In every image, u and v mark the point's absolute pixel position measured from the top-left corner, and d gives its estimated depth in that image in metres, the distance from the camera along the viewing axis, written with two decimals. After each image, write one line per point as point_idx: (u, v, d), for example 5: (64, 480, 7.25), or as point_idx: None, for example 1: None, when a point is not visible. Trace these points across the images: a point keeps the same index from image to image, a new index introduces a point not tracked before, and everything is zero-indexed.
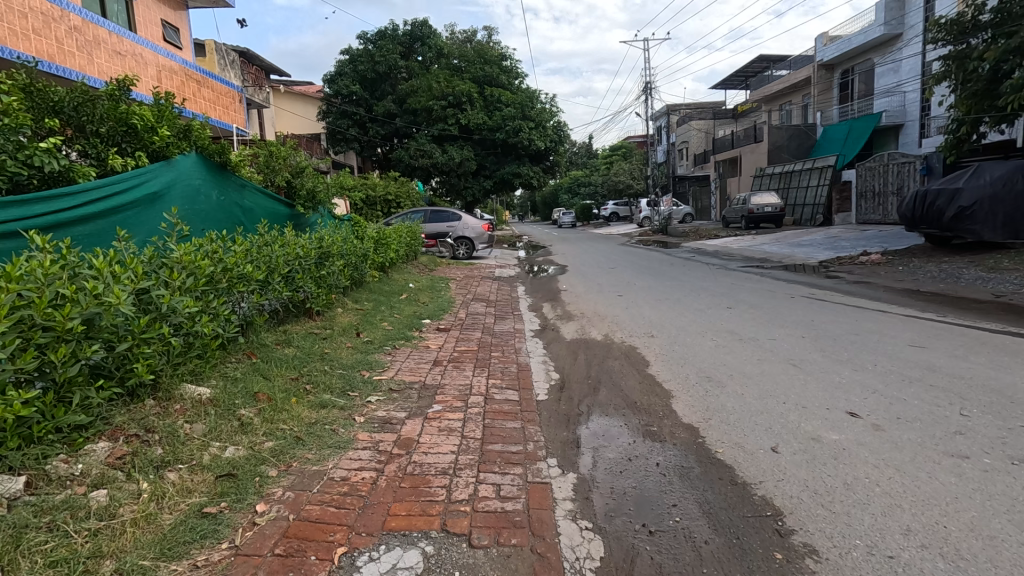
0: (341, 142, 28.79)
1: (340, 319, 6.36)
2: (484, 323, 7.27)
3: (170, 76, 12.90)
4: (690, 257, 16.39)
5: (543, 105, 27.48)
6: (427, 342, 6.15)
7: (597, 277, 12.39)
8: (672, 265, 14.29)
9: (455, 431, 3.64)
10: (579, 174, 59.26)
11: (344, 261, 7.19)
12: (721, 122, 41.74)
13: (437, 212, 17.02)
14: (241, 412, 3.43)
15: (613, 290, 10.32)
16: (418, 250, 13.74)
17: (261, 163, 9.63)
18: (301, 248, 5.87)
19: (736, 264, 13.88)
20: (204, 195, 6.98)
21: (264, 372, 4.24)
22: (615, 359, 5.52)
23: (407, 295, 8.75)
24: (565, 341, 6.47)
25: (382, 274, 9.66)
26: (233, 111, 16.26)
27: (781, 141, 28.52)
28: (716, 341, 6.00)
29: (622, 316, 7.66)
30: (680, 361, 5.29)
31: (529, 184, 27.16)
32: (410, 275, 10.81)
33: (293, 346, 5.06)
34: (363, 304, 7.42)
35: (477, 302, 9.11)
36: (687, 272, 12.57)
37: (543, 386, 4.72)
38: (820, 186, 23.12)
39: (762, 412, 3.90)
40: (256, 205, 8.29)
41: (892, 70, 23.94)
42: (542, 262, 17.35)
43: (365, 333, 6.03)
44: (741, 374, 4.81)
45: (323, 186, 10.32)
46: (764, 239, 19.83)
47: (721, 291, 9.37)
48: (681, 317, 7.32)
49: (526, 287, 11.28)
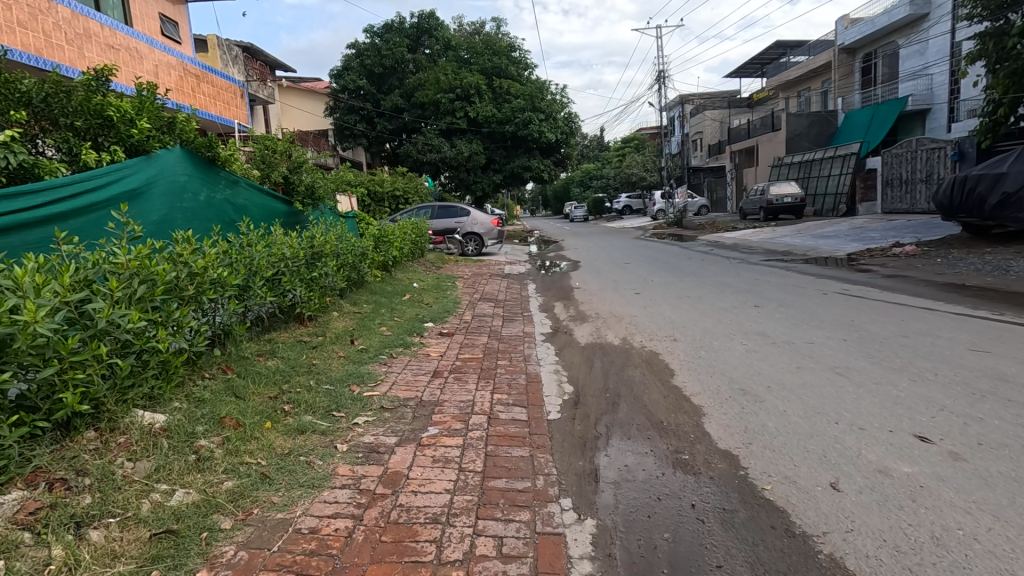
0: (349, 138, 28.42)
1: (335, 325, 5.87)
2: (491, 326, 6.75)
3: (167, 71, 12.51)
4: (708, 250, 15.72)
5: (553, 96, 26.82)
6: (429, 348, 5.63)
7: (611, 273, 11.82)
8: (690, 259, 13.63)
9: (452, 462, 3.10)
10: (591, 167, 58.46)
11: (340, 261, 6.67)
12: (736, 111, 40.71)
13: (445, 207, 16.54)
14: (201, 442, 2.94)
15: (630, 287, 9.73)
16: (426, 247, 13.28)
17: (258, 158, 9.23)
18: (291, 248, 5.37)
19: (758, 257, 13.21)
20: (191, 192, 6.51)
21: (237, 392, 3.74)
22: (635, 368, 4.95)
23: (410, 296, 8.25)
24: (580, 346, 5.92)
25: (385, 273, 9.18)
26: (235, 106, 15.84)
27: (800, 129, 27.58)
28: (746, 345, 5.42)
29: (641, 317, 7.07)
30: (709, 370, 4.71)
31: (540, 178, 26.54)
32: (415, 274, 10.34)
33: (277, 357, 4.58)
34: (362, 307, 6.94)
35: (485, 302, 8.58)
36: (707, 267, 11.92)
37: (555, 401, 4.18)
38: (843, 174, 22.23)
39: (812, 435, 3.33)
40: (250, 202, 7.83)
41: (917, 52, 22.95)
42: (554, 258, 16.77)
43: (360, 340, 5.53)
44: (780, 385, 4.23)
45: (322, 182, 9.86)
46: (786, 230, 19.04)
47: (746, 287, 8.74)
48: (705, 318, 6.73)
49: (537, 285, 10.74)
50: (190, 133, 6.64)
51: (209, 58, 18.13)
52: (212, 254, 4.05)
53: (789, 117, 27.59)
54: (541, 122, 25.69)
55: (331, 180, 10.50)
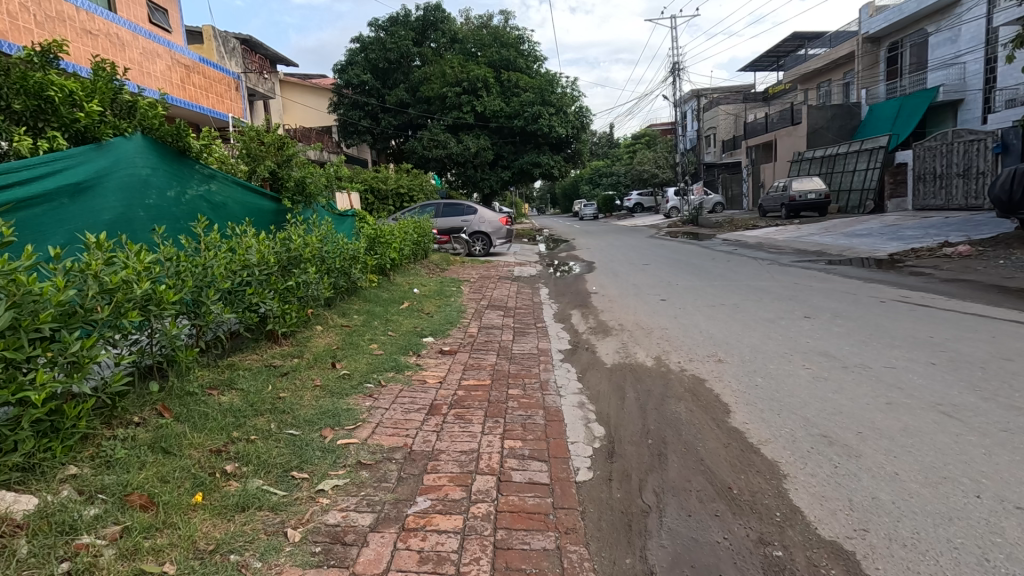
0: (353, 134, 27.57)
1: (317, 345, 4.96)
2: (500, 342, 5.84)
3: (151, 60, 11.70)
4: (732, 250, 14.70)
5: (564, 89, 25.81)
6: (426, 372, 4.71)
7: (631, 275, 10.87)
8: (715, 260, 12.64)
9: (448, 564, 2.19)
10: (600, 164, 57.40)
11: (325, 266, 5.75)
12: (752, 105, 39.53)
13: (450, 205, 15.64)
14: (81, 541, 2.05)
15: (653, 292, 8.78)
16: (429, 248, 12.38)
17: (243, 151, 8.52)
18: (263, 252, 4.48)
19: (789, 258, 12.20)
20: (153, 188, 5.67)
21: (167, 446, 2.84)
22: (679, 402, 4.00)
23: (409, 303, 7.37)
24: (606, 368, 5.00)
25: (382, 279, 8.30)
26: (230, 98, 14.98)
27: (822, 122, 26.41)
28: (811, 369, 4.46)
29: (674, 330, 6.11)
30: (775, 407, 3.75)
31: (550, 175, 25.58)
32: (416, 278, 9.45)
33: (235, 391, 3.67)
34: (354, 319, 6.04)
35: (494, 310, 7.64)
36: (735, 269, 10.90)
37: (584, 452, 3.25)
38: (870, 169, 21.09)
39: (951, 518, 2.39)
40: (229, 200, 7.00)
41: (948, 39, 21.86)
42: (566, 259, 15.78)
43: (345, 363, 4.63)
44: (875, 430, 3.29)
45: (314, 177, 8.97)
46: (812, 229, 17.92)
47: (788, 293, 7.75)
48: (750, 333, 5.76)
49: (551, 289, 9.80)
50: (152, 118, 5.76)
51: (204, 50, 17.33)
52: (143, 263, 3.18)
53: (810, 110, 26.43)
54: (551, 116, 24.67)
55: (325, 174, 9.62)
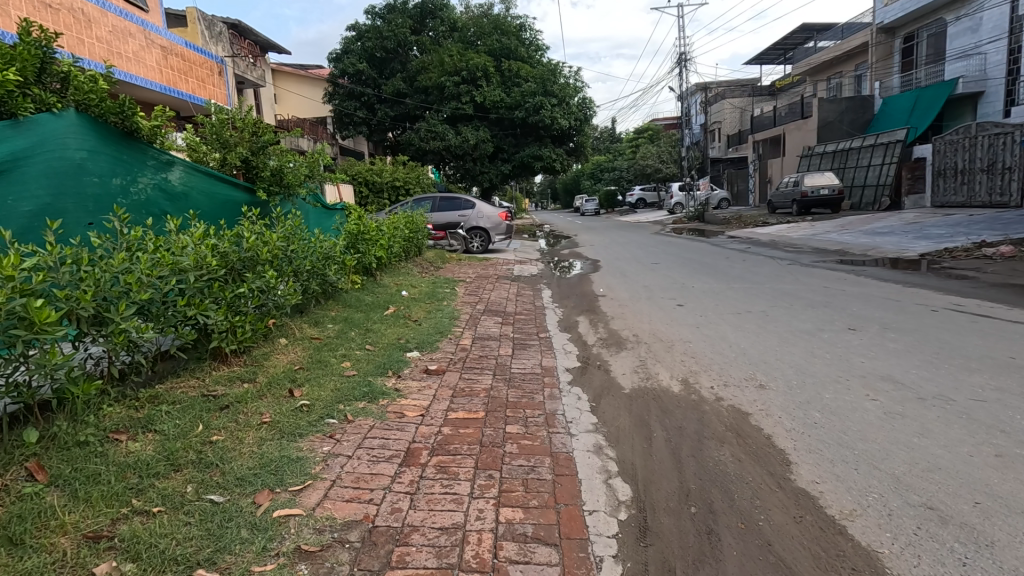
0: (349, 126, 26.65)
1: (275, 366, 4.11)
2: (496, 358, 4.99)
3: (121, 39, 10.82)
4: (745, 248, 13.86)
5: (567, 79, 24.88)
6: (406, 400, 3.87)
7: (640, 276, 10.04)
8: (730, 259, 11.80)
9: None
10: (602, 159, 56.45)
11: (292, 268, 4.90)
12: (759, 99, 38.62)
13: (448, 199, 14.74)
14: None
15: (668, 296, 7.94)
16: (423, 245, 11.54)
17: (212, 137, 7.67)
18: (202, 254, 3.64)
19: (809, 257, 11.37)
20: (88, 173, 4.81)
21: (18, 536, 2.01)
22: (721, 447, 3.16)
23: (395, 308, 6.52)
24: (624, 393, 4.16)
25: (367, 279, 7.47)
26: (213, 84, 14.09)
27: (833, 115, 25.52)
28: (879, 401, 3.63)
29: (699, 344, 5.26)
30: (851, 457, 2.91)
31: (551, 168, 24.70)
32: (406, 278, 8.63)
33: (151, 436, 2.84)
34: (328, 330, 5.20)
35: (490, 317, 6.79)
36: (754, 270, 10.05)
37: (607, 529, 2.42)
38: (886, 164, 20.23)
39: None
40: (193, 189, 6.13)
41: (968, 29, 21.02)
42: (570, 256, 14.90)
43: (306, 389, 3.79)
44: (998, 499, 2.46)
45: (293, 165, 8.11)
46: (827, 226, 17.06)
47: (821, 299, 6.92)
48: (791, 348, 4.93)
49: (554, 291, 8.98)
50: (99, 90, 4.90)
51: (188, 33, 16.40)
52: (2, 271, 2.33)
53: (822, 103, 25.54)
54: (553, 107, 23.76)
55: (308, 162, 8.75)
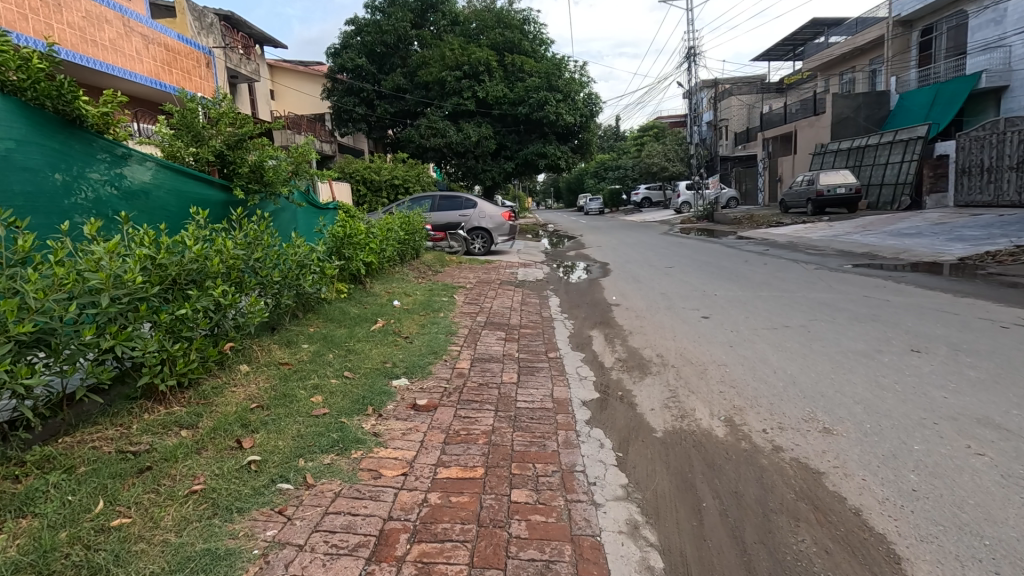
0: (348, 123, 25.89)
1: (226, 404, 3.35)
2: (499, 386, 4.23)
3: (96, 26, 10.07)
4: (763, 250, 13.05)
5: (572, 74, 24.02)
6: (384, 450, 3.08)
7: (656, 282, 9.25)
8: (749, 263, 11.00)
9: None
10: (606, 157, 55.57)
11: (254, 280, 4.13)
12: (768, 95, 37.72)
13: (448, 197, 14.00)
14: None
15: (689, 306, 7.17)
16: (420, 247, 10.76)
17: (181, 130, 6.89)
18: (125, 269, 2.88)
19: (836, 261, 10.57)
20: (22, 170, 4.08)
21: None
22: (797, 528, 2.39)
23: (383, 322, 5.75)
24: (656, 437, 3.39)
25: (354, 287, 6.71)
26: (200, 76, 13.33)
27: (848, 111, 24.65)
28: (988, 455, 2.86)
29: (736, 370, 4.49)
30: (984, 552, 2.14)
31: (556, 166, 23.85)
32: (400, 284, 7.86)
33: (26, 525, 2.10)
34: (302, 352, 4.43)
35: (492, 331, 6.02)
36: (779, 275, 9.25)
37: None
38: (906, 162, 19.39)
39: None
40: (156, 185, 5.38)
41: (992, 21, 20.15)
42: (576, 259, 14.10)
43: (260, 437, 3.01)
44: None
45: (275, 161, 7.32)
46: (847, 227, 16.23)
47: (866, 311, 6.14)
48: (851, 376, 4.14)
49: (562, 299, 8.21)
50: (38, 70, 4.12)
51: (177, 24, 15.64)
52: None
53: (835, 99, 24.68)
54: (558, 103, 22.89)
55: (292, 157, 7.96)
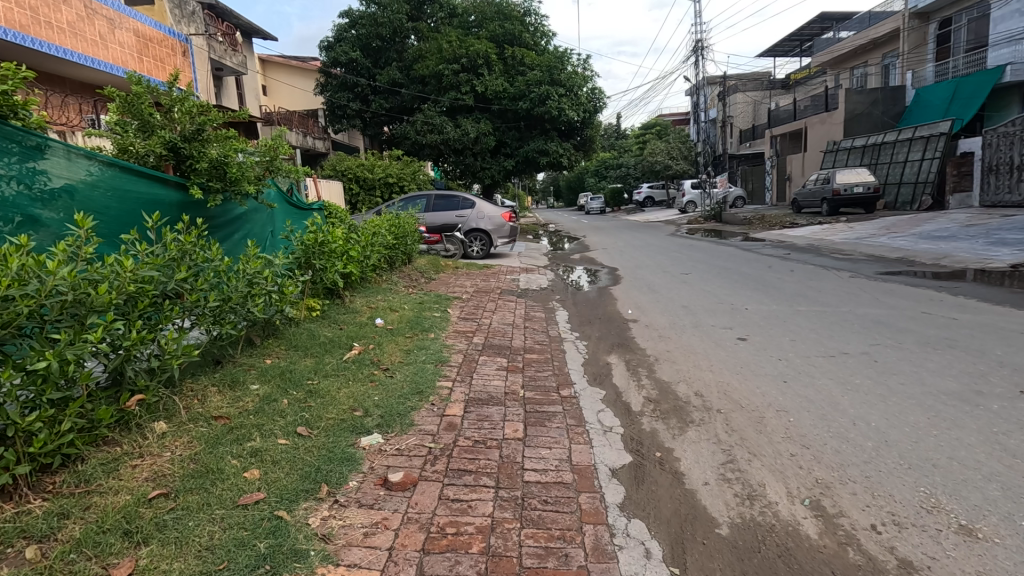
0: (342, 119, 24.85)
1: (114, 489, 2.40)
2: (502, 446, 3.24)
3: (52, 5, 9.07)
4: (785, 255, 12.06)
5: (575, 67, 23.03)
6: (332, 572, 2.10)
7: (674, 292, 8.28)
8: (773, 269, 10.04)
9: None
10: (608, 155, 54.50)
11: (176, 307, 3.16)
12: (774, 92, 36.78)
13: (445, 197, 12.99)
14: None
15: (720, 323, 6.19)
16: (413, 251, 9.78)
17: (127, 121, 5.91)
18: None
19: (870, 267, 9.60)
20: None
21: None
22: None
23: (360, 349, 4.77)
24: (722, 538, 2.42)
25: (330, 304, 5.72)
26: (176, 65, 12.35)
27: (862, 107, 23.69)
28: None
29: (804, 420, 3.51)
30: None
31: (557, 164, 22.85)
32: (385, 296, 6.87)
33: None
34: (247, 399, 3.45)
35: (491, 358, 5.03)
36: (812, 285, 8.27)
37: None
38: (927, 159, 18.46)
39: None
40: (91, 184, 4.39)
41: (1018, 11, 19.01)
42: (582, 263, 13.11)
43: (144, 556, 2.05)
44: None
45: (239, 155, 6.32)
46: (868, 228, 15.26)
47: (936, 333, 5.17)
48: (961, 433, 3.17)
49: (571, 312, 7.23)
50: None
51: (155, 13, 14.67)
52: None
53: (849, 94, 23.66)
54: (561, 97, 21.91)
55: (263, 150, 6.94)
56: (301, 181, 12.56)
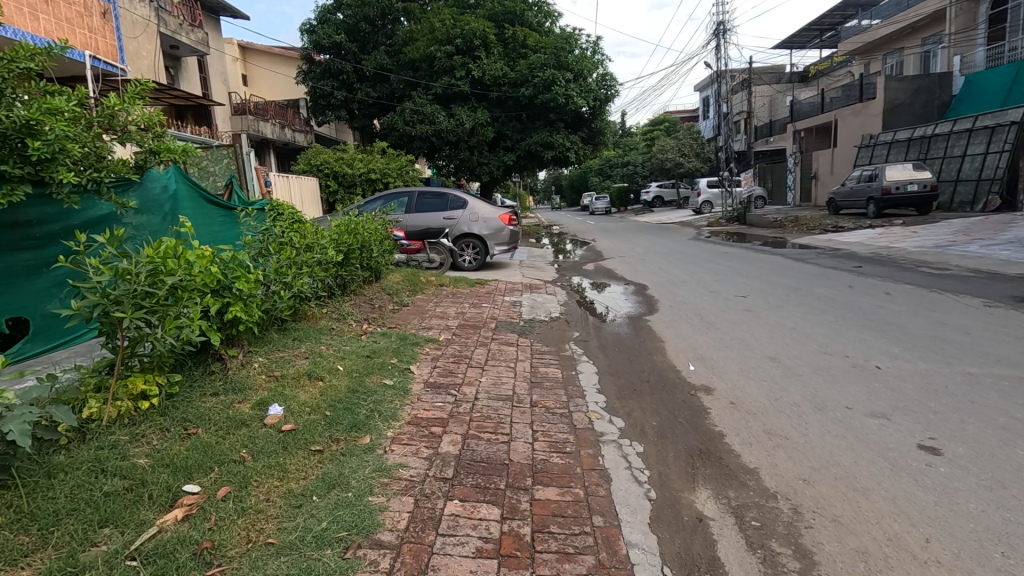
0: (325, 110, 22.28)
1: None
2: None
3: None
4: (858, 268, 9.54)
5: (584, 50, 20.47)
6: None
7: (746, 331, 5.70)
8: (861, 292, 7.52)
9: None
10: (613, 152, 51.88)
11: None
12: (796, 84, 34.24)
13: (432, 194, 10.55)
14: None
15: (863, 405, 3.66)
16: (381, 266, 7.31)
17: None
18: None
19: (996, 289, 7.08)
20: None
21: None
22: None
23: (190, 508, 2.28)
24: None
25: (185, 386, 3.18)
26: (90, 28, 9.82)
27: (905, 96, 21.14)
28: None
29: None
30: None
31: (563, 159, 20.28)
32: (313, 346, 4.32)
33: None
34: None
35: (469, 510, 2.51)
36: (943, 320, 5.76)
37: None
38: (993, 152, 15.94)
39: None
40: None
41: None
42: (599, 274, 10.63)
43: None
44: None
45: (50, 113, 3.76)
46: (939, 233, 12.79)
47: None
48: None
49: (601, 370, 4.69)
50: None
51: None
52: None
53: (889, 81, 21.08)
54: (568, 83, 19.37)
55: (114, 106, 4.33)
56: (254, 173, 10.17)
